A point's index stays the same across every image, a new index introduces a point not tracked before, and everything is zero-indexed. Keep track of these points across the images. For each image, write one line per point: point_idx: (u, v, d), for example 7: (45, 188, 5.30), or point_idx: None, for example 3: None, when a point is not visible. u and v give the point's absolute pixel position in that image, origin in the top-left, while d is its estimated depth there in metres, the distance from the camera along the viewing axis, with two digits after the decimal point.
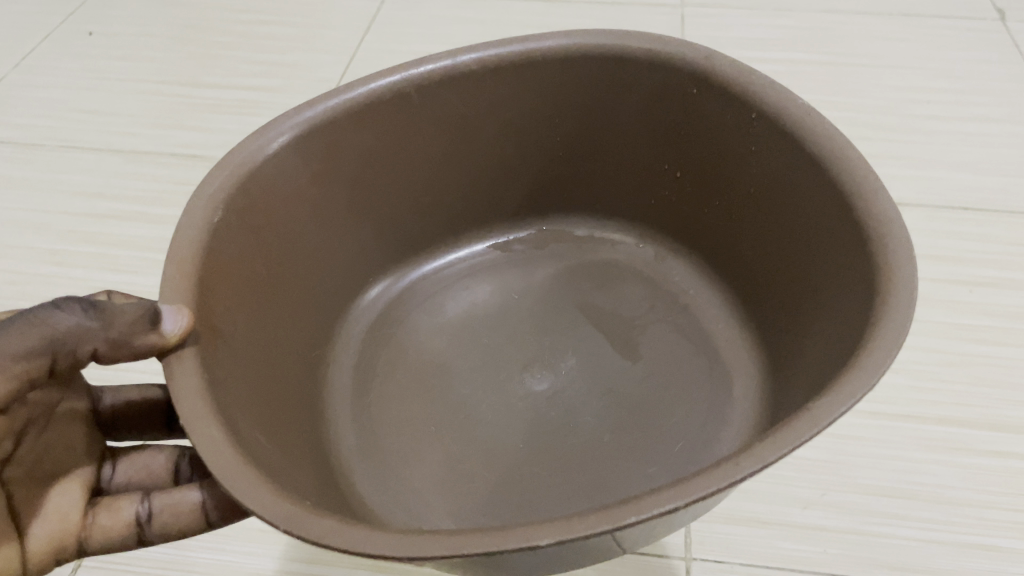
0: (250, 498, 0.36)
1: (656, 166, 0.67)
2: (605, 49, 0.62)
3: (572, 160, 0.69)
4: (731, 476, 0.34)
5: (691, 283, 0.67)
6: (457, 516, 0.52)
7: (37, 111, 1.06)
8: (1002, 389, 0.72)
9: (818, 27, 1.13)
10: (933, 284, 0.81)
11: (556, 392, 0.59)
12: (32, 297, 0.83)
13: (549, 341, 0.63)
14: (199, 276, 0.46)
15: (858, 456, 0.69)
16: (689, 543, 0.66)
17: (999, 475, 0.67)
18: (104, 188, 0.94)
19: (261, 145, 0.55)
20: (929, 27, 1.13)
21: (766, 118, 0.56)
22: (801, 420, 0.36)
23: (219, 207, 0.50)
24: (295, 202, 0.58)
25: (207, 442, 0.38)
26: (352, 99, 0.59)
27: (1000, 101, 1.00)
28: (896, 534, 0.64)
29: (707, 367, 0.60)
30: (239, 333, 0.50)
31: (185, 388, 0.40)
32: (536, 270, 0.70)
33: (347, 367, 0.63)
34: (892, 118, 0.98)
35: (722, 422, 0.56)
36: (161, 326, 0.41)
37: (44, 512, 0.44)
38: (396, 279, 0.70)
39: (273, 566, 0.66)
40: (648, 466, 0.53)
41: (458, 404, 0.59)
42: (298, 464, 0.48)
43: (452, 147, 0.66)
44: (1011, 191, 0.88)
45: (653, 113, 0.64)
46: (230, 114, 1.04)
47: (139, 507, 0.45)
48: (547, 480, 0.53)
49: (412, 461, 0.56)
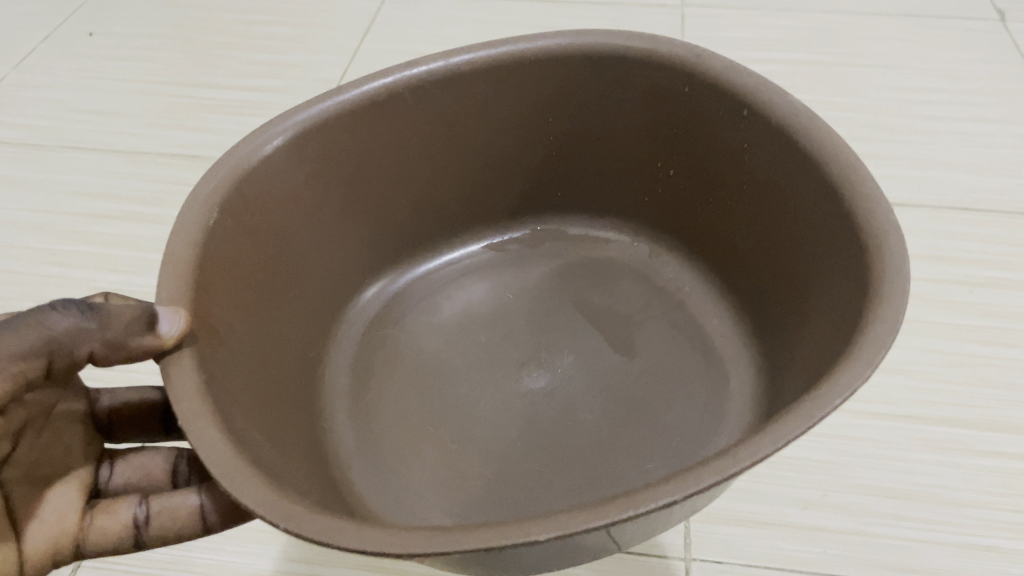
0: (248, 496, 0.36)
1: (652, 165, 0.67)
2: (600, 49, 0.62)
3: (569, 159, 0.69)
4: (726, 469, 0.34)
5: (688, 280, 0.67)
6: (455, 513, 0.52)
7: (37, 111, 1.06)
8: (1002, 389, 0.71)
9: (819, 28, 1.13)
10: (932, 284, 0.80)
11: (553, 391, 0.59)
12: (32, 296, 0.83)
13: (546, 339, 0.63)
14: (196, 277, 0.47)
15: (858, 457, 0.69)
16: (689, 543, 0.66)
17: (999, 475, 0.67)
18: (104, 188, 0.94)
19: (256, 146, 0.55)
20: (928, 28, 1.12)
21: (759, 116, 0.56)
22: (796, 414, 0.36)
23: (215, 209, 0.50)
24: (291, 202, 0.58)
25: (205, 441, 0.38)
26: (347, 99, 0.59)
27: (1000, 102, 0.99)
28: (895, 534, 0.64)
29: (704, 364, 0.60)
30: (236, 334, 0.50)
31: (183, 388, 0.41)
32: (533, 268, 0.70)
33: (344, 366, 0.63)
34: (891, 118, 0.98)
35: (719, 418, 0.56)
36: (159, 327, 0.41)
37: (42, 514, 0.44)
38: (394, 279, 0.70)
39: (272, 566, 0.66)
40: (646, 462, 0.53)
41: (455, 402, 0.59)
42: (296, 463, 0.48)
43: (448, 146, 0.66)
44: (1011, 191, 0.88)
45: (648, 112, 0.64)
46: (230, 114, 1.04)
47: (138, 509, 0.45)
48: (545, 478, 0.53)
49: (410, 459, 0.56)
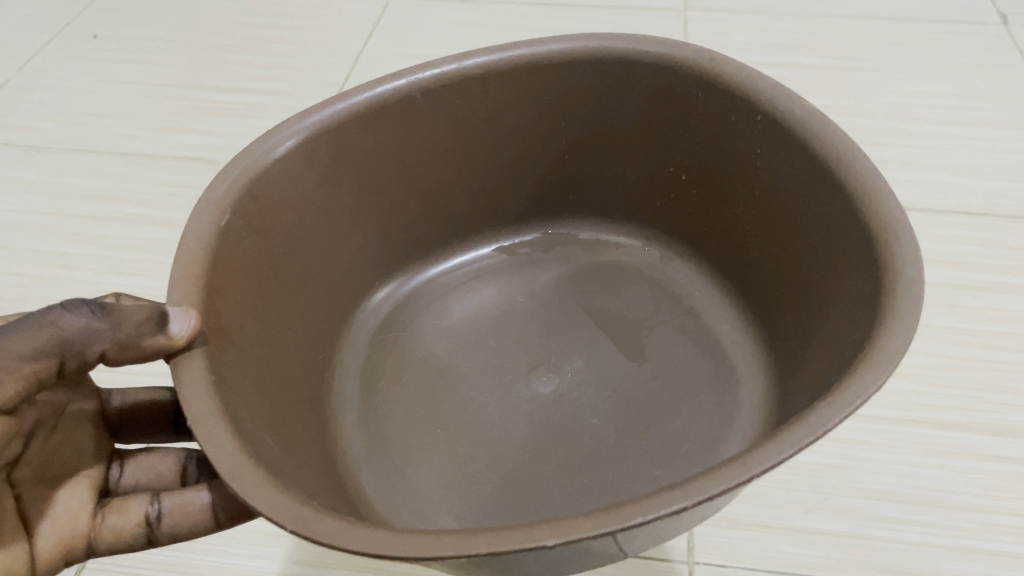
0: (256, 497, 0.36)
1: (662, 169, 0.67)
2: (611, 53, 0.63)
3: (578, 162, 0.69)
4: (735, 477, 0.34)
5: (697, 286, 0.67)
6: (463, 517, 0.52)
7: (41, 114, 1.06)
8: (1004, 393, 0.72)
9: (822, 32, 1.13)
10: (934, 288, 0.81)
11: (563, 394, 0.59)
12: (35, 298, 0.83)
13: (555, 343, 0.63)
14: (208, 277, 0.47)
15: (862, 461, 0.69)
16: (692, 547, 0.66)
17: (1002, 479, 0.67)
18: (108, 191, 0.94)
19: (268, 148, 0.55)
20: (930, 32, 1.13)
21: (772, 121, 0.56)
22: (806, 422, 0.36)
23: (226, 210, 0.50)
24: (302, 205, 0.59)
25: (214, 442, 0.38)
26: (359, 103, 0.60)
27: (1002, 106, 1.00)
28: (899, 538, 0.64)
29: (714, 369, 0.60)
30: (247, 335, 0.50)
31: (192, 389, 0.41)
32: (542, 273, 0.70)
33: (354, 369, 0.63)
34: (894, 122, 0.98)
35: (729, 424, 0.56)
36: (169, 327, 0.41)
37: (53, 514, 0.44)
38: (403, 282, 0.70)
39: (277, 568, 0.66)
40: (655, 468, 0.53)
41: (464, 405, 0.59)
42: (305, 466, 0.48)
43: (458, 150, 0.66)
44: (1012, 196, 0.88)
45: (658, 115, 0.64)
46: (233, 117, 1.04)
47: (149, 507, 0.45)
48: (554, 482, 0.53)
49: (418, 462, 0.56)
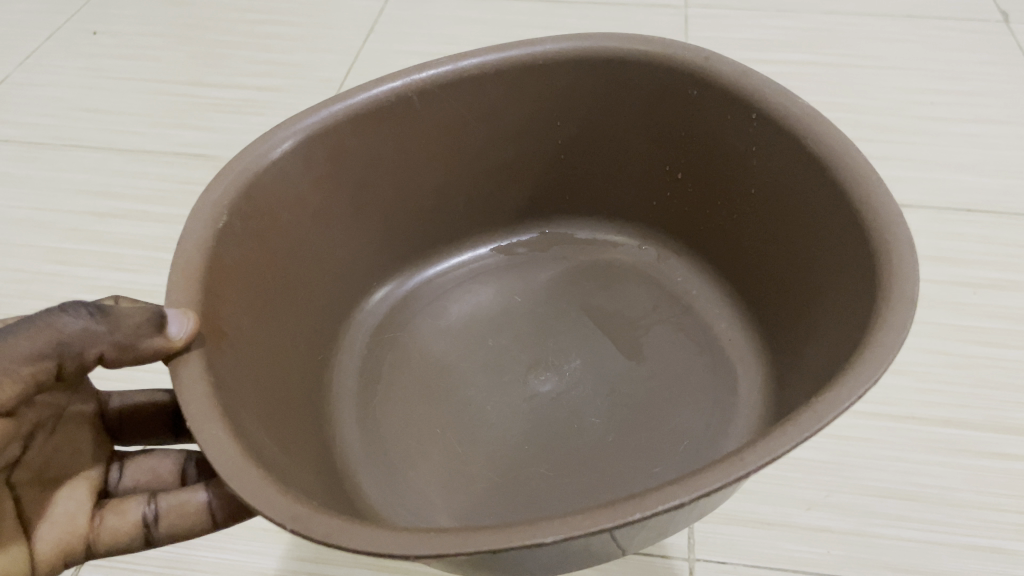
0: (256, 497, 0.36)
1: (659, 168, 0.67)
2: (606, 52, 0.62)
3: (575, 161, 0.69)
4: (734, 473, 0.34)
5: (695, 284, 0.67)
6: (461, 516, 0.52)
7: (41, 110, 1.06)
8: (1004, 390, 0.72)
9: (823, 28, 1.13)
10: (935, 285, 0.81)
11: (562, 394, 0.59)
12: (35, 295, 0.84)
13: (553, 342, 0.63)
14: (206, 279, 0.47)
15: (861, 458, 0.69)
16: (692, 545, 0.66)
17: (1002, 476, 0.67)
18: (108, 187, 0.95)
19: (266, 150, 0.55)
20: (931, 29, 1.12)
21: (766, 119, 0.56)
22: (804, 416, 0.36)
23: (224, 213, 0.50)
24: (300, 207, 0.59)
25: (214, 445, 0.38)
26: (355, 104, 0.60)
27: (1003, 103, 0.99)
28: (898, 535, 0.64)
29: (712, 368, 0.60)
30: (244, 336, 0.50)
31: (191, 390, 0.41)
32: (539, 272, 0.70)
33: (353, 370, 0.64)
34: (894, 119, 0.98)
35: (727, 421, 0.56)
36: (167, 329, 0.42)
37: (52, 516, 0.45)
38: (402, 282, 0.70)
39: (275, 564, 0.66)
40: (654, 466, 0.54)
41: (463, 405, 0.59)
42: (304, 466, 0.48)
43: (455, 149, 0.66)
44: (1013, 193, 0.88)
45: (654, 114, 0.64)
46: (232, 114, 1.04)
47: (146, 508, 0.45)
48: (553, 481, 0.53)
49: (418, 462, 0.56)
